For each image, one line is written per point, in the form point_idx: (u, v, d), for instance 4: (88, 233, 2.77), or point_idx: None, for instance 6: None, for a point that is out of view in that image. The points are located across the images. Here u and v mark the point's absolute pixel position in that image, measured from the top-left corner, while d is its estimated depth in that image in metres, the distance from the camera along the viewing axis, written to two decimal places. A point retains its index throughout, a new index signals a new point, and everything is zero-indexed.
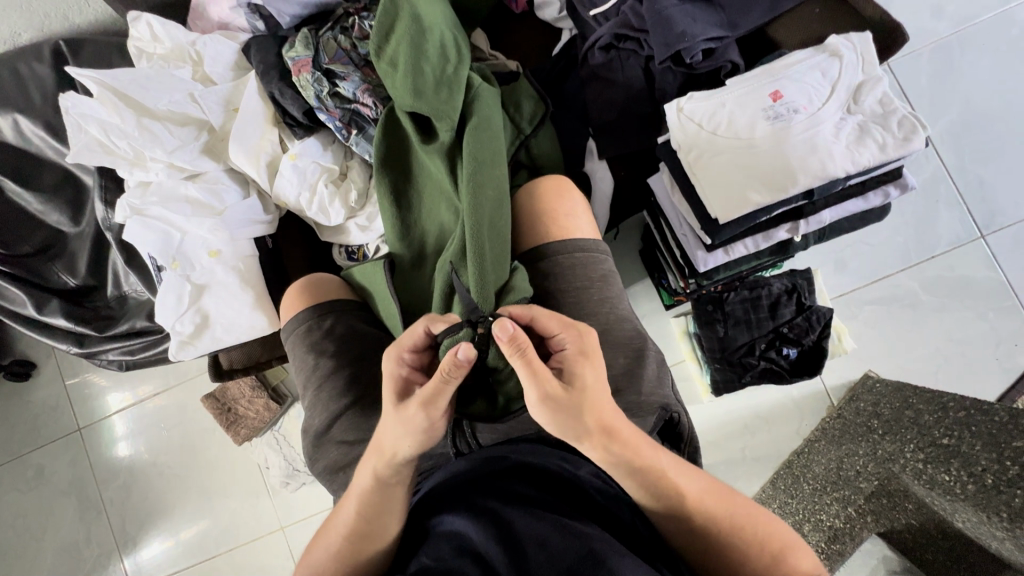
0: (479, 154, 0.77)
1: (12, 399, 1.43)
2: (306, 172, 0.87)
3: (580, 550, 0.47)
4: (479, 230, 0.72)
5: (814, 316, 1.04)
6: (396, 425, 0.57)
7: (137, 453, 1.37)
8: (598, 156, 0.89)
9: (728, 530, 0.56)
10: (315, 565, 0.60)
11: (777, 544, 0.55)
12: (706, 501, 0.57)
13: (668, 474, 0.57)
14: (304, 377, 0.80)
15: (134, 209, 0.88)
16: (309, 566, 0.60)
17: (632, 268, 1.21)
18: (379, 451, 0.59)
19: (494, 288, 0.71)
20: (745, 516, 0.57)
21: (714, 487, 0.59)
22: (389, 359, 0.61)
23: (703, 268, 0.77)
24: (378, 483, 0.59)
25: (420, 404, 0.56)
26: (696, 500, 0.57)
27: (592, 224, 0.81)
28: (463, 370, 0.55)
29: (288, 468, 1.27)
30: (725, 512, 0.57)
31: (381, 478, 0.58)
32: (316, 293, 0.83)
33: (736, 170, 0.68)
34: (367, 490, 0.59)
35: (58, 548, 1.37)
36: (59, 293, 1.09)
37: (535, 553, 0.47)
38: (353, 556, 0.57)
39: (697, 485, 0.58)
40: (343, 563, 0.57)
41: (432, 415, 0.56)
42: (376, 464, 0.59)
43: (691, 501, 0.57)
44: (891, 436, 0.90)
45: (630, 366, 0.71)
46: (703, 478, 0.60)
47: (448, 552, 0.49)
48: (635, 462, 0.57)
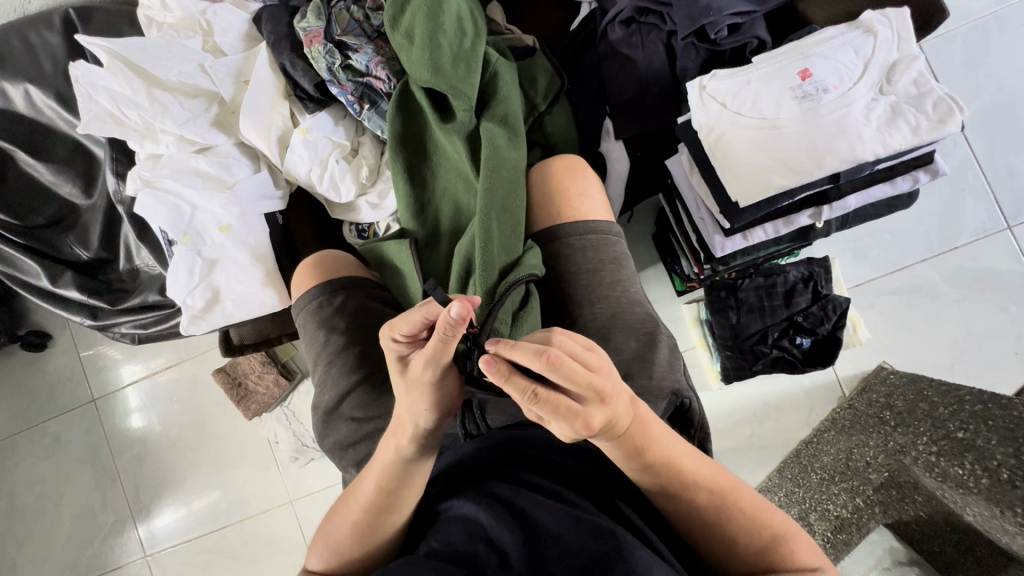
0: (498, 137, 0.77)
1: (29, 369, 1.46)
2: (317, 147, 0.86)
3: (595, 548, 0.46)
4: (490, 212, 0.72)
5: (830, 305, 1.02)
6: (409, 391, 0.55)
7: (150, 425, 1.39)
8: (614, 135, 0.86)
9: (726, 516, 0.54)
10: (333, 540, 0.59)
11: (771, 535, 0.53)
12: (703, 486, 0.55)
13: (666, 461, 0.55)
14: (315, 353, 0.80)
15: (145, 182, 0.89)
16: (327, 539, 0.60)
17: (645, 252, 1.19)
18: (401, 426, 0.57)
19: (500, 268, 0.71)
20: (745, 504, 0.55)
21: (715, 474, 0.56)
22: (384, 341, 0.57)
23: (719, 252, 0.75)
24: (401, 459, 0.57)
25: (427, 363, 0.53)
26: (691, 487, 0.55)
27: (607, 203, 0.79)
28: (462, 327, 0.49)
29: (297, 443, 1.29)
30: (721, 497, 0.55)
31: (406, 454, 0.57)
32: (327, 269, 0.82)
33: (761, 155, 0.66)
34: (390, 466, 0.57)
35: (75, 514, 1.41)
36: (72, 265, 1.09)
37: (550, 547, 0.47)
38: (371, 528, 0.57)
39: (694, 469, 0.56)
40: (363, 536, 0.57)
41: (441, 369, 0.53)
42: (398, 441, 0.57)
43: (688, 488, 0.55)
44: (903, 428, 0.88)
45: (642, 350, 0.70)
46: (703, 464, 0.56)
47: (458, 535, 0.50)
48: (630, 449, 0.54)
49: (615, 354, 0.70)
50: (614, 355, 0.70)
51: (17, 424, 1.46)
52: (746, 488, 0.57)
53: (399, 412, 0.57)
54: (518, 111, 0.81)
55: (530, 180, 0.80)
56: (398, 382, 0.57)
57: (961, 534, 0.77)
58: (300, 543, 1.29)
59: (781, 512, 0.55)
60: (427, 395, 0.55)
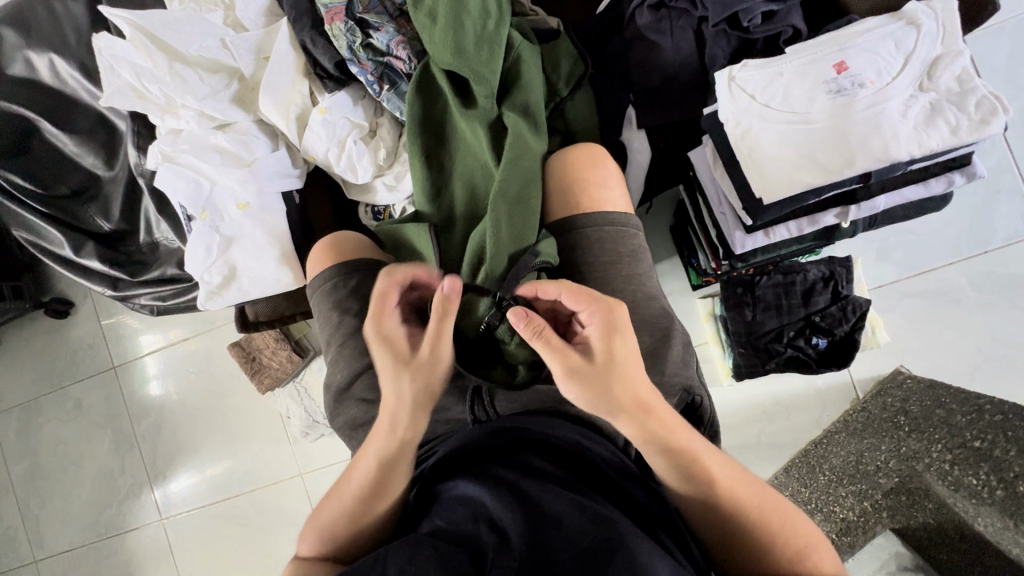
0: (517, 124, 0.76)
1: (53, 334, 1.50)
2: (335, 127, 0.85)
3: (598, 534, 0.46)
4: (501, 206, 0.72)
5: (849, 306, 1.00)
6: (408, 374, 0.61)
7: (168, 393, 1.43)
8: (636, 124, 0.84)
9: (758, 520, 0.55)
10: (329, 520, 0.60)
11: (801, 540, 0.55)
12: (744, 491, 0.56)
13: (708, 465, 0.56)
14: (328, 333, 0.80)
15: (166, 157, 0.89)
16: (322, 521, 0.61)
17: (661, 244, 1.17)
18: (396, 416, 0.60)
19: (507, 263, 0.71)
20: (776, 509, 0.56)
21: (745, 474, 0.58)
22: (379, 324, 0.63)
23: (739, 249, 0.74)
24: (395, 447, 0.60)
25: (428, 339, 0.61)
26: (731, 490, 0.56)
27: (626, 193, 0.78)
28: (454, 301, 0.60)
29: (308, 419, 1.31)
30: (756, 501, 0.56)
31: (402, 441, 0.60)
32: (343, 250, 0.83)
33: (790, 149, 0.63)
34: (385, 454, 0.60)
35: (96, 474, 1.47)
36: (94, 236, 1.12)
37: (552, 530, 0.46)
38: (361, 518, 0.58)
39: (732, 473, 0.57)
40: (353, 527, 0.58)
41: (439, 346, 0.62)
42: (394, 429, 0.60)
43: (728, 494, 0.56)
44: (917, 435, 0.90)
45: (655, 345, 0.70)
46: (734, 465, 0.59)
47: (461, 515, 0.50)
48: (670, 445, 0.56)
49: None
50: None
51: (41, 387, 1.51)
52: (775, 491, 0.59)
53: (393, 401, 0.61)
54: (539, 98, 0.80)
55: (546, 168, 0.79)
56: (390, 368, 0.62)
57: (970, 543, 0.73)
58: (309, 514, 1.32)
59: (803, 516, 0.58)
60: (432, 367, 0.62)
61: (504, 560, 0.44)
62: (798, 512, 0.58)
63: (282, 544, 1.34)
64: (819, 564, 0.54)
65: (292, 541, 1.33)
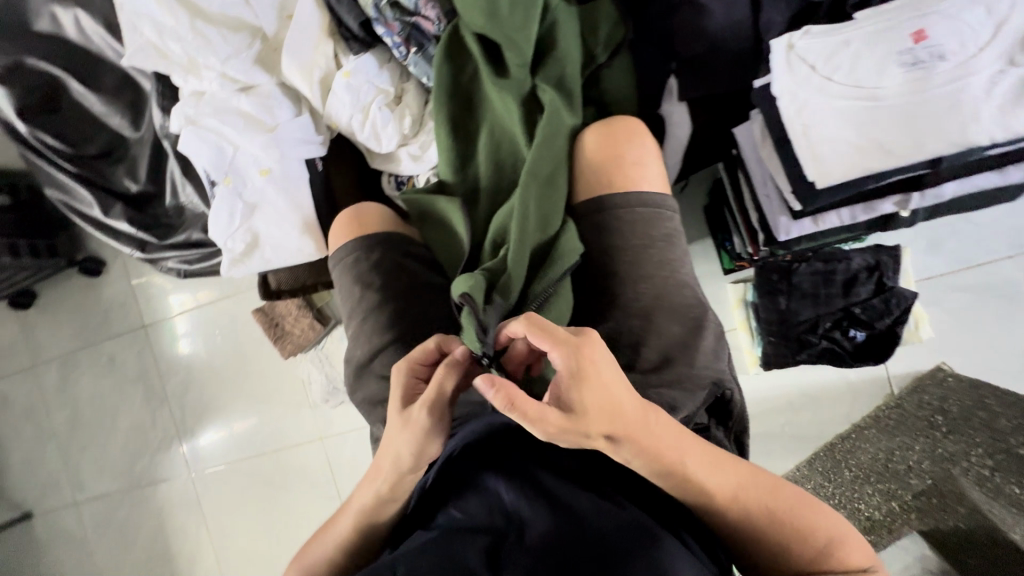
0: (553, 97, 0.73)
1: (87, 291, 1.55)
2: (359, 92, 0.82)
3: (618, 538, 0.45)
4: (532, 183, 0.70)
5: (893, 300, 0.94)
6: (403, 429, 0.56)
7: (196, 352, 1.47)
8: (678, 96, 0.78)
9: (774, 523, 0.52)
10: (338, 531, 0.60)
11: (824, 540, 0.51)
12: (752, 498, 0.53)
13: (706, 479, 0.53)
14: (349, 306, 0.79)
15: (188, 119, 0.87)
16: (331, 535, 0.61)
17: (694, 225, 1.12)
18: (383, 472, 0.58)
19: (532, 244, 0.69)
20: (794, 510, 0.53)
21: (756, 476, 0.54)
22: (401, 368, 0.59)
23: (783, 236, 0.69)
24: (378, 501, 0.58)
25: (424, 405, 0.55)
26: (737, 498, 0.53)
27: (663, 172, 0.73)
28: (461, 364, 0.56)
29: (329, 385, 1.34)
30: (766, 506, 0.53)
31: (383, 496, 0.58)
32: (366, 223, 0.80)
33: (851, 128, 0.58)
34: (367, 507, 0.58)
35: (130, 426, 1.54)
36: (121, 197, 1.12)
37: (569, 531, 0.45)
38: (350, 561, 0.60)
39: (737, 480, 0.53)
40: (342, 566, 0.60)
41: (436, 415, 0.55)
42: (378, 486, 0.58)
43: (732, 506, 0.53)
44: (955, 437, 0.89)
45: (685, 335, 0.66)
46: (743, 468, 0.55)
47: (478, 505, 0.49)
48: (661, 467, 0.52)
49: (657, 338, 0.67)
50: (656, 338, 0.67)
51: (77, 341, 1.57)
52: (793, 488, 0.55)
53: (384, 455, 0.58)
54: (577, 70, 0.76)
55: (577, 144, 0.75)
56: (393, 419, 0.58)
57: (998, 549, 0.68)
58: (329, 476, 1.37)
59: (827, 510, 0.54)
60: (415, 435, 0.55)
61: (519, 556, 0.45)
62: (823, 507, 0.54)
63: (302, 503, 1.39)
64: (847, 560, 0.50)
65: (312, 501, 1.38)
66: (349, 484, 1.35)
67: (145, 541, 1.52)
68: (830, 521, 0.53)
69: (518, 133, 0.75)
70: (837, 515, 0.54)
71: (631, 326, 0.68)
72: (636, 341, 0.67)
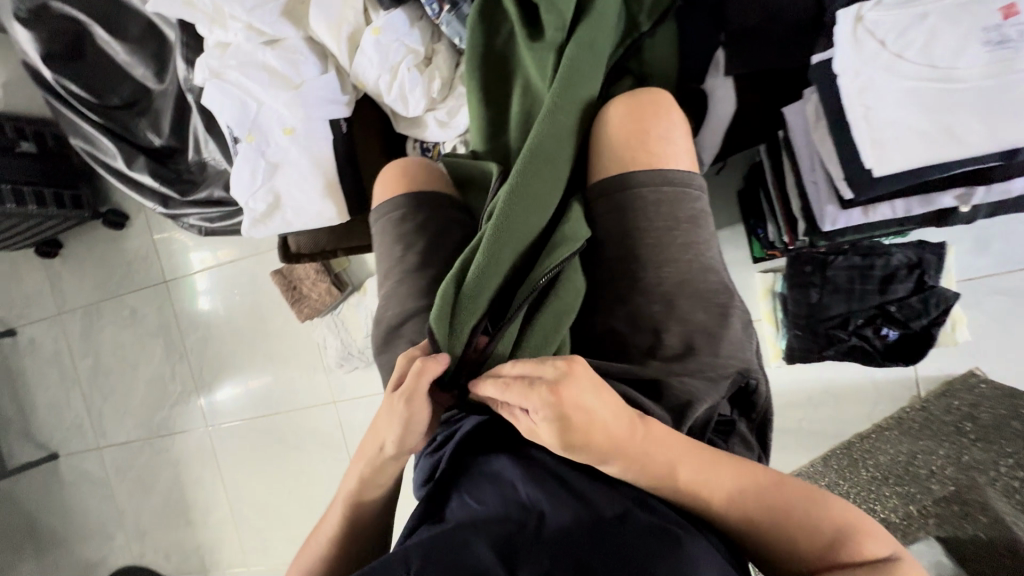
0: (579, 57, 0.67)
1: (110, 244, 1.57)
2: (389, 52, 0.78)
3: (642, 534, 0.43)
4: (531, 162, 0.64)
5: (932, 299, 0.90)
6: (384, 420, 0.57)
7: (215, 309, 1.48)
8: (724, 71, 0.73)
9: (773, 521, 0.47)
10: (340, 511, 0.60)
11: (830, 533, 0.45)
12: (750, 497, 0.48)
13: (698, 484, 0.50)
14: (386, 268, 0.78)
15: (212, 71, 0.85)
16: (318, 538, 0.60)
17: (726, 210, 1.08)
18: (365, 460, 0.59)
19: (521, 232, 0.63)
20: (798, 506, 0.47)
21: (752, 474, 0.50)
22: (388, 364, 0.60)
23: (829, 226, 0.67)
24: (363, 485, 0.59)
25: (403, 397, 0.55)
26: (735, 501, 0.49)
27: (692, 148, 0.69)
28: (436, 365, 0.55)
29: (344, 351, 1.33)
30: (764, 503, 0.48)
31: (366, 480, 0.58)
32: (414, 182, 0.78)
33: (919, 113, 0.54)
34: (352, 493, 0.59)
35: (150, 378, 1.58)
36: (145, 151, 1.11)
37: (588, 526, 0.44)
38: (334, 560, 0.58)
39: (733, 482, 0.49)
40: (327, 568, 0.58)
41: (412, 408, 0.55)
42: (360, 471, 0.59)
43: (729, 509, 0.49)
44: (983, 446, 0.87)
45: (709, 323, 0.64)
46: (736, 468, 0.50)
47: (493, 497, 0.48)
48: (654, 478, 0.50)
49: (679, 324, 0.64)
50: (678, 324, 0.64)
51: (101, 292, 1.60)
52: (798, 481, 0.49)
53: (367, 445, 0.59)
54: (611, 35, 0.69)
55: (602, 116, 0.69)
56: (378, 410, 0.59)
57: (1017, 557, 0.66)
58: (340, 439, 1.39)
59: (837, 499, 0.48)
60: (398, 422, 0.55)
61: (537, 548, 0.42)
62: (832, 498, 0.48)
63: (313, 464, 1.42)
64: (868, 551, 0.44)
65: (324, 461, 1.41)
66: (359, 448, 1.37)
67: (164, 488, 1.58)
68: (841, 510, 0.47)
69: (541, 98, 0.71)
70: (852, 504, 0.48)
71: (652, 311, 0.65)
72: (656, 326, 0.65)
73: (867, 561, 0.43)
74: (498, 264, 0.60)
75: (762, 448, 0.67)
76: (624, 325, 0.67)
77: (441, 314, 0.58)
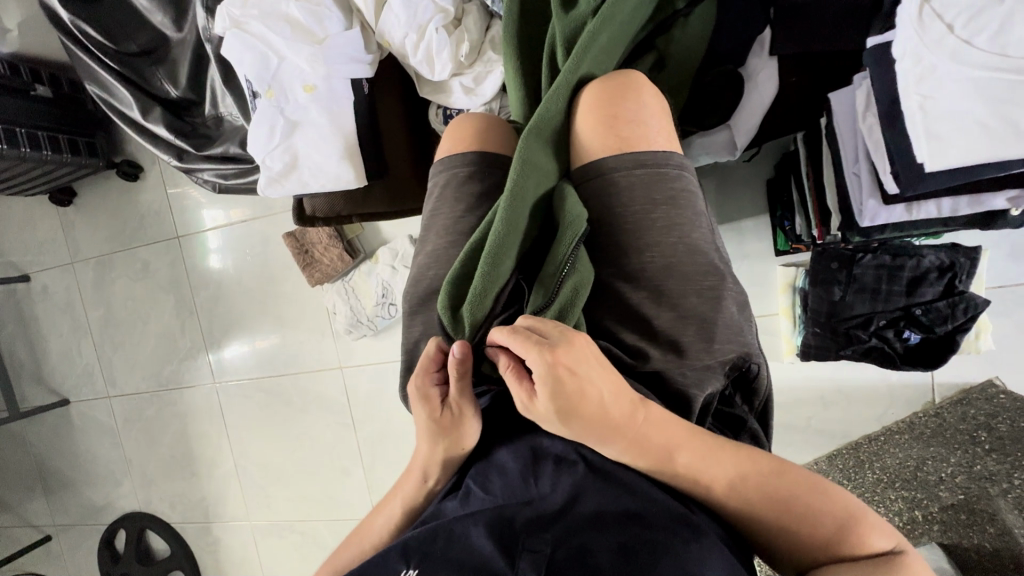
0: (599, 34, 0.62)
1: (124, 196, 1.56)
2: (418, 9, 0.75)
3: (644, 534, 0.41)
4: (539, 136, 0.62)
5: (963, 305, 0.86)
6: (439, 432, 0.56)
7: (226, 268, 1.48)
8: (770, 51, 0.69)
9: (775, 512, 0.46)
10: (405, 493, 0.60)
11: (831, 525, 0.44)
12: (754, 484, 0.47)
13: (700, 470, 0.48)
14: (431, 228, 0.70)
15: (234, 21, 0.82)
16: (371, 535, 0.60)
17: (751, 200, 1.04)
18: (417, 468, 0.59)
19: (526, 206, 0.60)
20: (799, 493, 0.46)
21: (753, 461, 0.48)
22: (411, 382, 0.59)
23: (868, 222, 0.66)
24: (418, 491, 0.59)
25: (456, 403, 0.56)
26: (737, 488, 0.47)
27: (669, 126, 0.63)
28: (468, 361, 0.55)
29: (353, 318, 1.32)
30: (767, 494, 0.46)
31: (420, 482, 0.59)
32: (487, 138, 0.70)
33: (985, 110, 0.51)
34: (409, 496, 0.60)
35: (159, 332, 1.59)
36: (162, 102, 1.09)
37: (589, 524, 0.41)
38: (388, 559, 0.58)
39: (736, 469, 0.48)
40: None
41: (466, 411, 0.56)
42: (418, 479, 0.59)
43: (731, 495, 0.47)
44: (997, 457, 0.85)
45: (702, 310, 0.58)
46: (736, 454, 0.49)
47: (501, 486, 0.46)
48: (649, 460, 0.48)
49: (670, 310, 0.59)
50: (669, 310, 0.59)
51: (113, 244, 1.60)
52: (799, 468, 0.48)
53: (423, 456, 0.58)
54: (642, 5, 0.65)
55: (571, 103, 0.65)
56: (423, 427, 0.57)
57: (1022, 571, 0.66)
58: (346, 404, 1.40)
59: (838, 488, 0.47)
60: (456, 428, 0.56)
61: (537, 540, 0.40)
62: (835, 490, 0.46)
63: (318, 426, 1.44)
64: (868, 546, 0.43)
65: (329, 425, 1.42)
66: (363, 416, 1.39)
67: (171, 440, 1.61)
68: (844, 503, 0.45)
69: (547, 75, 0.67)
70: (851, 493, 0.47)
71: (636, 298, 0.60)
72: (644, 315, 0.60)
73: (870, 553, 0.43)
74: (502, 236, 0.57)
75: (768, 440, 0.63)
76: (612, 314, 0.61)
77: (476, 284, 0.57)
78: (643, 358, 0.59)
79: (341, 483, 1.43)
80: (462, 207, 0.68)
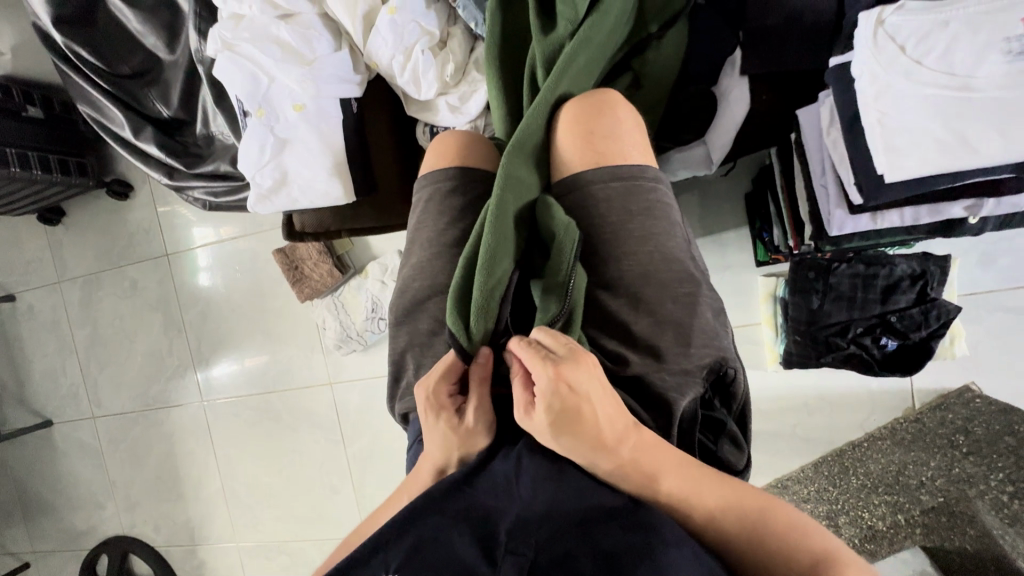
0: (576, 55, 0.65)
1: (114, 214, 1.56)
2: (404, 32, 0.78)
3: (627, 537, 0.41)
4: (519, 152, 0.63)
5: (935, 311, 0.89)
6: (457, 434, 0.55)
7: (216, 285, 1.48)
8: (740, 70, 0.72)
9: (756, 543, 0.45)
10: (408, 493, 0.58)
11: (811, 559, 0.43)
12: (732, 514, 0.47)
13: (684, 495, 0.48)
14: (416, 240, 0.72)
15: (225, 43, 0.84)
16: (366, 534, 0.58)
17: (731, 212, 1.07)
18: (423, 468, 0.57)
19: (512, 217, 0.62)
20: (779, 526, 0.45)
21: (739, 492, 0.48)
22: (427, 390, 0.58)
23: (836, 230, 0.69)
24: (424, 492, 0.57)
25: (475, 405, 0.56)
26: (716, 517, 0.47)
27: (645, 141, 0.66)
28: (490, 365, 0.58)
29: (342, 332, 1.32)
30: (749, 526, 0.46)
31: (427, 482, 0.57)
32: (469, 153, 0.72)
33: (934, 123, 0.55)
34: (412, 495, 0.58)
35: (147, 349, 1.58)
36: (153, 121, 1.11)
37: (573, 531, 0.42)
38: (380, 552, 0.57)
39: (719, 499, 0.48)
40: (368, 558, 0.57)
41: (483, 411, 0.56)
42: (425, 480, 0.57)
43: (713, 523, 0.47)
44: (976, 459, 0.87)
45: (678, 316, 0.60)
46: (722, 486, 0.49)
47: (485, 490, 0.47)
48: (632, 478, 0.49)
49: (648, 316, 0.60)
50: (647, 316, 0.60)
51: (101, 263, 1.60)
52: (785, 506, 0.47)
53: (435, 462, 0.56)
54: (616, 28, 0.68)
55: (551, 120, 0.67)
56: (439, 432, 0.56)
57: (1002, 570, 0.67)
58: (337, 421, 1.39)
59: (822, 530, 0.45)
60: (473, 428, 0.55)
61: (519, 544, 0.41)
62: (820, 530, 0.45)
63: (308, 443, 1.42)
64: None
65: (319, 441, 1.41)
66: (353, 431, 1.38)
67: (156, 461, 1.59)
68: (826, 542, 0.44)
69: (528, 94, 0.70)
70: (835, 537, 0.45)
71: (615, 305, 0.62)
72: (624, 322, 0.61)
73: None
74: (491, 246, 0.58)
75: (747, 443, 0.65)
76: (593, 322, 0.63)
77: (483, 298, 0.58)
78: (622, 363, 0.61)
79: (330, 501, 1.41)
80: (445, 220, 0.70)
